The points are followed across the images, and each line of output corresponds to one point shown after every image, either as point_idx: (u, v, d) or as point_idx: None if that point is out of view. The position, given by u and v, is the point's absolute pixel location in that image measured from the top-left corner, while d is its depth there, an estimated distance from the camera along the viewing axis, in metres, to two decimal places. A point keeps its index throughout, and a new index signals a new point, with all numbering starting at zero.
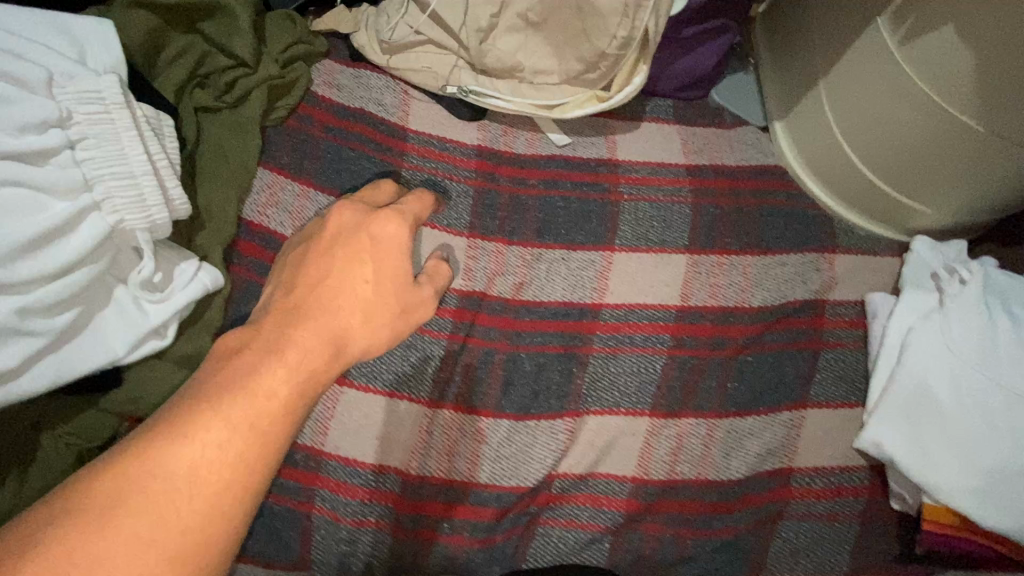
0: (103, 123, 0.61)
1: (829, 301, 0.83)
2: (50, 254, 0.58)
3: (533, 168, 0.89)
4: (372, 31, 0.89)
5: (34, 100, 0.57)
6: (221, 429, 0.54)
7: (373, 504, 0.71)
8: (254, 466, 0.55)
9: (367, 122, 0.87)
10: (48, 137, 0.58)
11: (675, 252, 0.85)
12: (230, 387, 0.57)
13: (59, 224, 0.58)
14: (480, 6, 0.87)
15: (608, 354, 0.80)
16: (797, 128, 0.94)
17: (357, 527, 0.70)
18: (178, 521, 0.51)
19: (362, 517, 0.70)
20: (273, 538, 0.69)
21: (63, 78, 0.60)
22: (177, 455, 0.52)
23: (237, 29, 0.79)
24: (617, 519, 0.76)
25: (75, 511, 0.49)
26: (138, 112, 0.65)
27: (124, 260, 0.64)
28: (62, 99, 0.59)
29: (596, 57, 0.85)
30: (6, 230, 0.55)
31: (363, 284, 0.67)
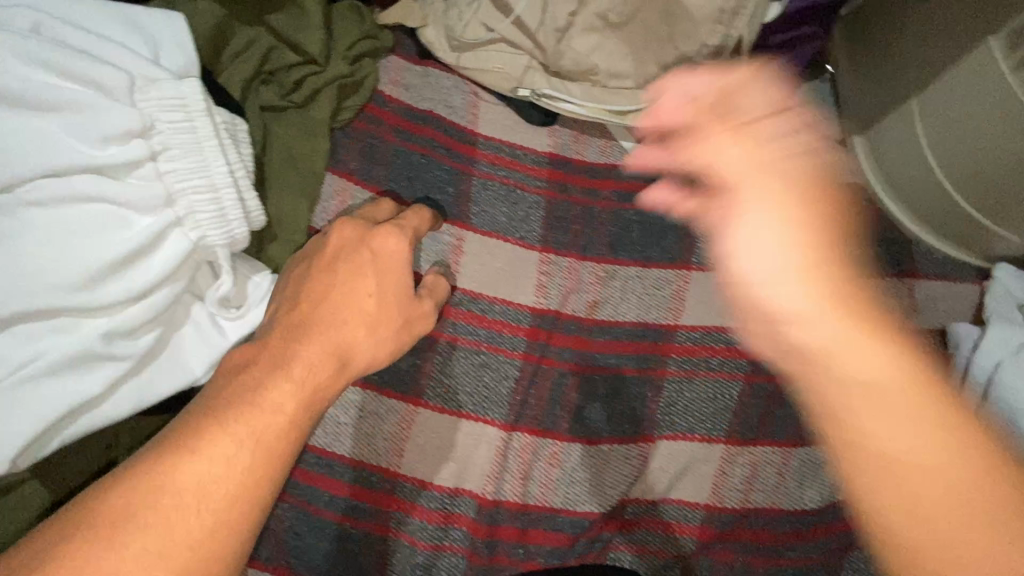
0: (185, 133, 0.56)
1: (909, 329, 0.82)
2: (135, 274, 0.54)
3: (606, 178, 0.86)
4: (441, 26, 0.84)
5: (115, 109, 0.53)
6: (228, 444, 0.52)
7: (449, 528, 0.71)
8: (264, 481, 0.53)
9: (437, 125, 0.83)
10: (130, 149, 0.54)
11: (754, 273, 0.82)
12: (237, 402, 0.55)
13: (143, 244, 0.54)
14: (558, 4, 0.81)
15: (683, 378, 0.78)
16: (879, 138, 0.90)
17: (434, 551, 0.70)
18: (186, 536, 0.49)
19: (438, 542, 0.71)
20: (349, 560, 0.69)
21: (143, 83, 0.55)
22: (178, 476, 0.50)
23: (307, 23, 0.75)
24: (690, 545, 0.76)
25: (85, 525, 0.48)
26: (216, 118, 0.60)
27: (201, 277, 0.61)
28: (143, 106, 0.55)
29: (681, 64, 0.80)
30: (91, 250, 0.52)
31: (367, 299, 0.62)
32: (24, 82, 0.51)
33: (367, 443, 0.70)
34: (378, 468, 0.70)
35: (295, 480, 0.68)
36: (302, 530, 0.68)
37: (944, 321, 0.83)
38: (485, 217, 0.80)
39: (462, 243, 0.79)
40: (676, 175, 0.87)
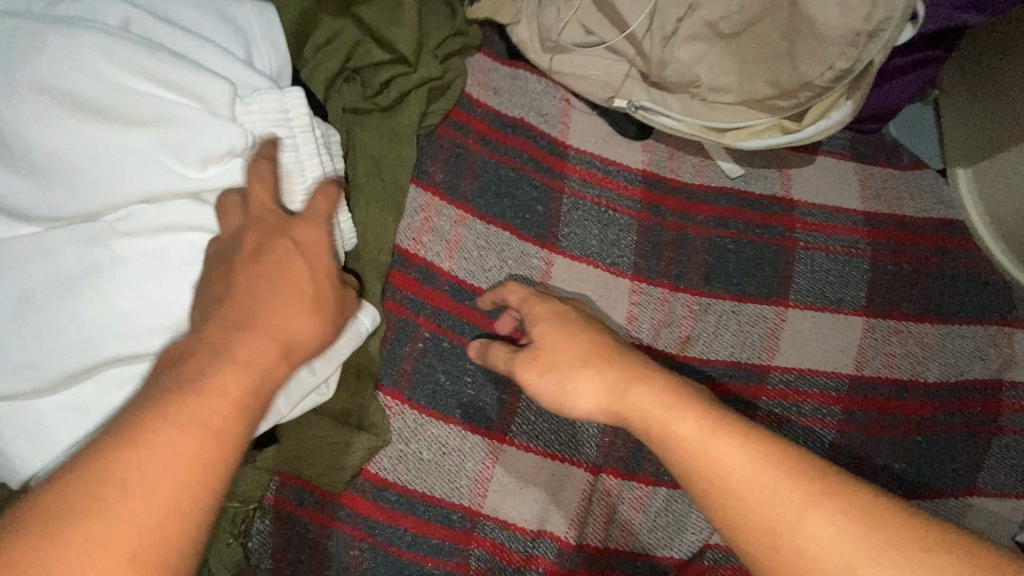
0: (288, 151, 0.50)
1: (1007, 382, 0.78)
2: None
3: (701, 201, 0.80)
4: (536, 25, 0.77)
5: (216, 124, 0.46)
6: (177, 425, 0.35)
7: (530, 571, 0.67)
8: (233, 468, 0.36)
9: (528, 135, 0.76)
10: (231, 169, 0.47)
11: (852, 314, 0.78)
12: (179, 382, 0.37)
13: None
14: (668, 9, 0.74)
15: (773, 422, 0.75)
16: (989, 177, 0.84)
17: None
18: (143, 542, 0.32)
19: None
20: None
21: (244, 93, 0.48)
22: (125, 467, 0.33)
23: (399, 17, 0.67)
24: None
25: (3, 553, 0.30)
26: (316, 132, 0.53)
27: None
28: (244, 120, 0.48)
29: (798, 85, 0.75)
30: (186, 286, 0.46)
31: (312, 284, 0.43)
32: (113, 92, 0.44)
33: (450, 480, 0.66)
34: (460, 506, 0.66)
35: (373, 518, 0.64)
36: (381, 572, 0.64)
37: None
38: (575, 239, 0.75)
39: (552, 268, 0.73)
40: (775, 202, 0.81)
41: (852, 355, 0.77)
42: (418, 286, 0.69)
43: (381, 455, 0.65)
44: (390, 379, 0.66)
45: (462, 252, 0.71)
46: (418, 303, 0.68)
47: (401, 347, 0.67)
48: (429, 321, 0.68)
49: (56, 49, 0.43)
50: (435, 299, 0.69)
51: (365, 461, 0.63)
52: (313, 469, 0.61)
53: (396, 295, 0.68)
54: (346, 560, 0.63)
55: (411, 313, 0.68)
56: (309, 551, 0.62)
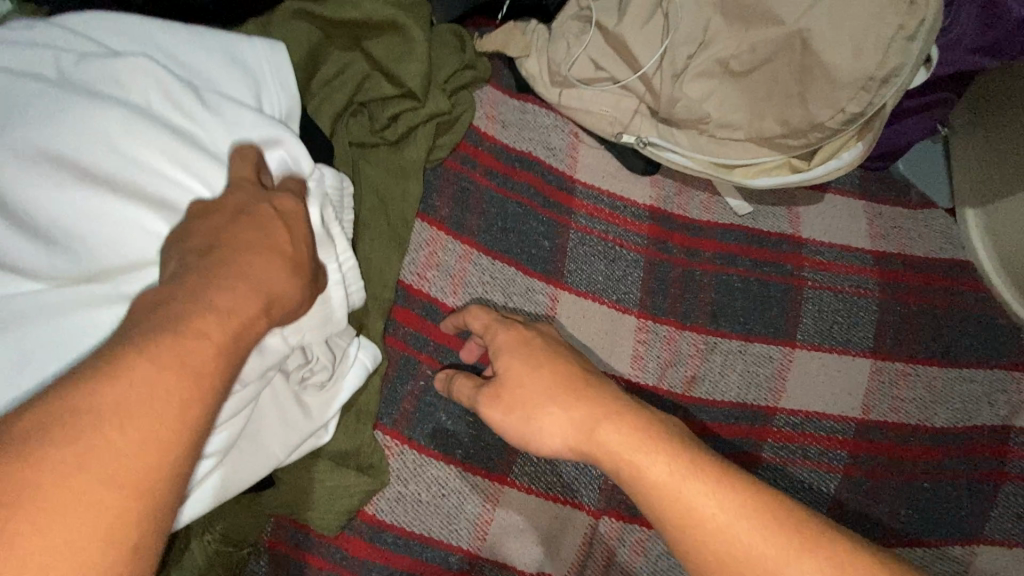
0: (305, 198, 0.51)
1: (1015, 428, 0.77)
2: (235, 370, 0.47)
3: (708, 238, 0.79)
4: (545, 59, 0.77)
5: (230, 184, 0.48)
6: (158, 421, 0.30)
7: None
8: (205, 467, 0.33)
9: (535, 169, 0.76)
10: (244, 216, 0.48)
11: (860, 356, 0.77)
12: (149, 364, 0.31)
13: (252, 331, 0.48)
14: (679, 46, 0.74)
15: (777, 466, 0.74)
16: (998, 219, 0.83)
17: None
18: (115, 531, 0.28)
19: None
20: None
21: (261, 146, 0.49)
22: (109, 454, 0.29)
23: (408, 52, 0.66)
24: None
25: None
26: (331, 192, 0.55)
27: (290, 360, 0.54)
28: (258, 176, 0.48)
29: (808, 126, 0.74)
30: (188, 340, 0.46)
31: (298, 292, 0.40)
32: (118, 156, 0.45)
33: (448, 522, 0.65)
34: (458, 548, 0.65)
35: (369, 561, 0.62)
36: None
37: None
38: (582, 276, 0.74)
39: (557, 305, 0.72)
40: (783, 241, 0.81)
41: (859, 397, 0.76)
42: (421, 323, 0.68)
43: (379, 497, 0.63)
44: (390, 418, 0.64)
45: (467, 288, 0.70)
46: (421, 340, 0.67)
47: (403, 385, 0.66)
48: (431, 358, 0.68)
49: (63, 114, 0.44)
50: (438, 336, 0.69)
51: (360, 506, 0.61)
52: (309, 512, 0.59)
53: (398, 332, 0.67)
54: None
55: (414, 351, 0.67)
56: None
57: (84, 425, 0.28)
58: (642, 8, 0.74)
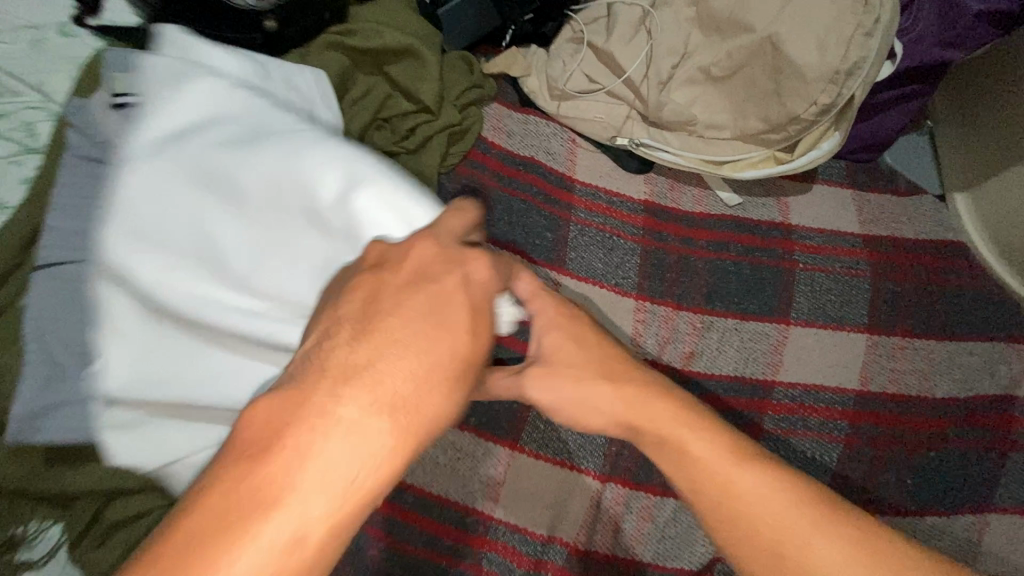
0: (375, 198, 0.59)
1: (1020, 397, 0.79)
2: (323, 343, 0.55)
3: (701, 228, 0.86)
4: (544, 76, 0.87)
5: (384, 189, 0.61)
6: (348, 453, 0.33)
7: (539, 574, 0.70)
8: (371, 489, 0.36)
9: (538, 171, 0.85)
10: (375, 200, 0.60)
11: (855, 331, 0.81)
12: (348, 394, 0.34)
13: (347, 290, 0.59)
14: (662, 58, 0.84)
15: (779, 436, 0.77)
16: (983, 199, 0.88)
17: None
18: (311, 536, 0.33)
19: None
20: None
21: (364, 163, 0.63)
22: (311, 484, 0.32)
23: (423, 74, 0.78)
24: None
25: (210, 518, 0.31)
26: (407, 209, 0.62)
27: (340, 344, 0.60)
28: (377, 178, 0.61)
29: (786, 119, 0.81)
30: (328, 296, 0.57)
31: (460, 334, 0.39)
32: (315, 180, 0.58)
33: (463, 484, 0.71)
34: (481, 512, 0.71)
35: (395, 518, 0.69)
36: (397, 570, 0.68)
37: None
38: (583, 263, 0.81)
39: (560, 289, 0.80)
40: (773, 227, 0.86)
41: (858, 371, 0.79)
42: None
43: None
44: None
45: None
46: None
47: None
48: None
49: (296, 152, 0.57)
50: None
51: None
52: None
53: None
54: (366, 555, 0.68)
55: None
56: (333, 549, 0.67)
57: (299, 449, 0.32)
58: (627, 26, 0.84)
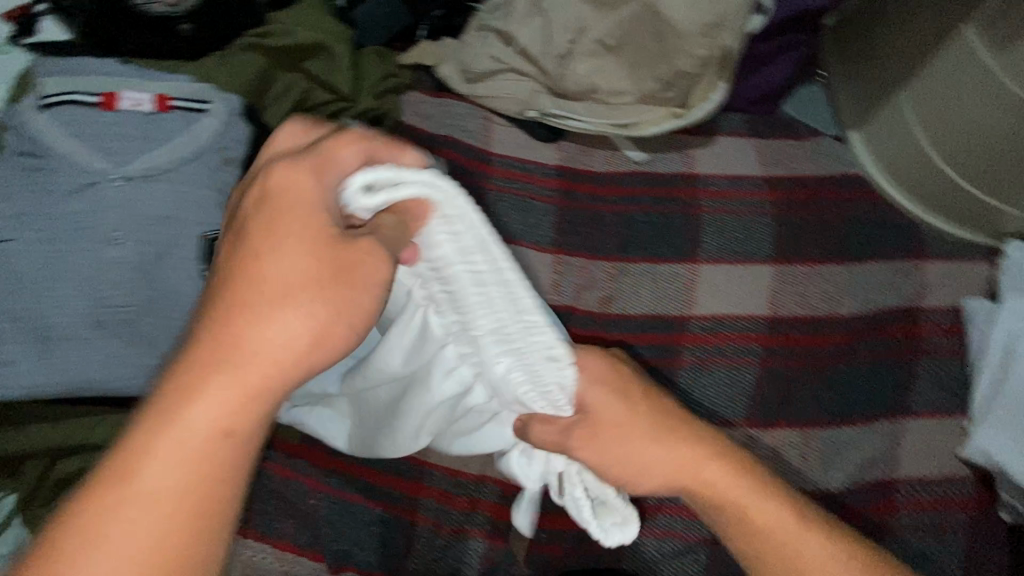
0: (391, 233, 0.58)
1: (923, 308, 0.83)
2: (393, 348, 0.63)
3: (612, 185, 0.92)
4: (455, 63, 0.94)
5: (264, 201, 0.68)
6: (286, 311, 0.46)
7: (474, 513, 0.73)
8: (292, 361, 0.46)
9: (454, 147, 0.91)
10: None
11: (761, 263, 0.86)
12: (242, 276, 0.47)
13: None
14: (558, 33, 0.91)
15: (697, 366, 0.81)
16: (876, 135, 0.94)
17: (456, 534, 0.72)
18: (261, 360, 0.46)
19: (461, 525, 0.72)
20: (379, 546, 0.70)
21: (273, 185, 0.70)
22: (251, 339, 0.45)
23: (338, 66, 0.86)
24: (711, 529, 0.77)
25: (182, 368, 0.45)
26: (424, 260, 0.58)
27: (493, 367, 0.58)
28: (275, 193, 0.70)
29: (675, 76, 0.89)
30: None
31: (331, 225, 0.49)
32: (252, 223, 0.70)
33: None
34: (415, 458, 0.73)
35: (330, 468, 0.73)
36: (334, 519, 0.70)
37: (959, 299, 0.84)
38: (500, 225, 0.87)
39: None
40: (678, 177, 0.93)
41: (767, 299, 0.84)
42: None
43: None
44: None
45: None
46: None
47: None
48: None
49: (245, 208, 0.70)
50: None
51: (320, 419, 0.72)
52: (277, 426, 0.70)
53: None
54: (304, 505, 0.71)
55: None
56: (272, 502, 0.70)
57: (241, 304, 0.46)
58: (522, 9, 0.93)
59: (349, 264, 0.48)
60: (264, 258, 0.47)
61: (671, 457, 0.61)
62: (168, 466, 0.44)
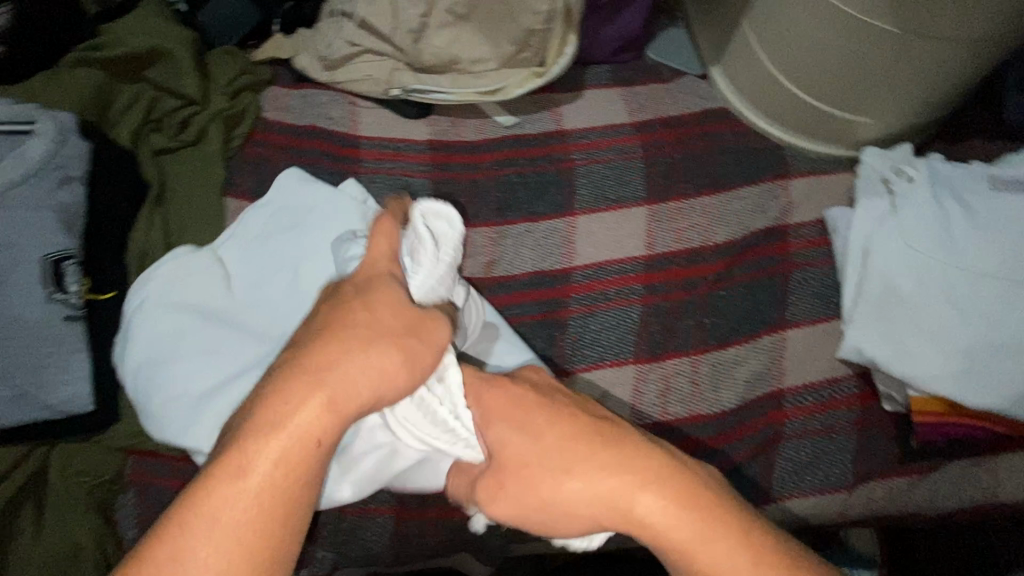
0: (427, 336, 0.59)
1: (791, 225, 0.86)
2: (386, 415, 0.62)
3: (484, 152, 0.93)
4: (311, 52, 0.94)
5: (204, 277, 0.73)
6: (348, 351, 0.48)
7: (376, 492, 0.72)
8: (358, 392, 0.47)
9: (321, 136, 0.90)
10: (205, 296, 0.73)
11: (634, 206, 0.88)
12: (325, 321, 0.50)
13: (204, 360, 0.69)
14: (407, 9, 0.90)
15: (585, 314, 0.82)
16: (731, 67, 0.96)
17: (360, 515, 0.71)
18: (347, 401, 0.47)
19: (365, 506, 0.72)
20: None
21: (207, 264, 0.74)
22: (334, 369, 0.47)
23: (181, 70, 0.84)
24: None
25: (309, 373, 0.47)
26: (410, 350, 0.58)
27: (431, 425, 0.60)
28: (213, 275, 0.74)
29: (525, 35, 0.89)
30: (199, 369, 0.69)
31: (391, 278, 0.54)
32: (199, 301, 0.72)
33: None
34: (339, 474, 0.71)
35: None
36: None
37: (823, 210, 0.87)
38: None
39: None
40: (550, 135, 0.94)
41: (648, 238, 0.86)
42: None
43: None
44: None
45: None
46: None
47: None
48: None
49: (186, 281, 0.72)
50: None
51: None
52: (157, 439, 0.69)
53: None
54: None
55: None
56: None
57: (327, 343, 0.48)
58: None
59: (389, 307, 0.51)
60: (355, 298, 0.51)
61: (604, 485, 0.51)
62: (237, 512, 0.43)
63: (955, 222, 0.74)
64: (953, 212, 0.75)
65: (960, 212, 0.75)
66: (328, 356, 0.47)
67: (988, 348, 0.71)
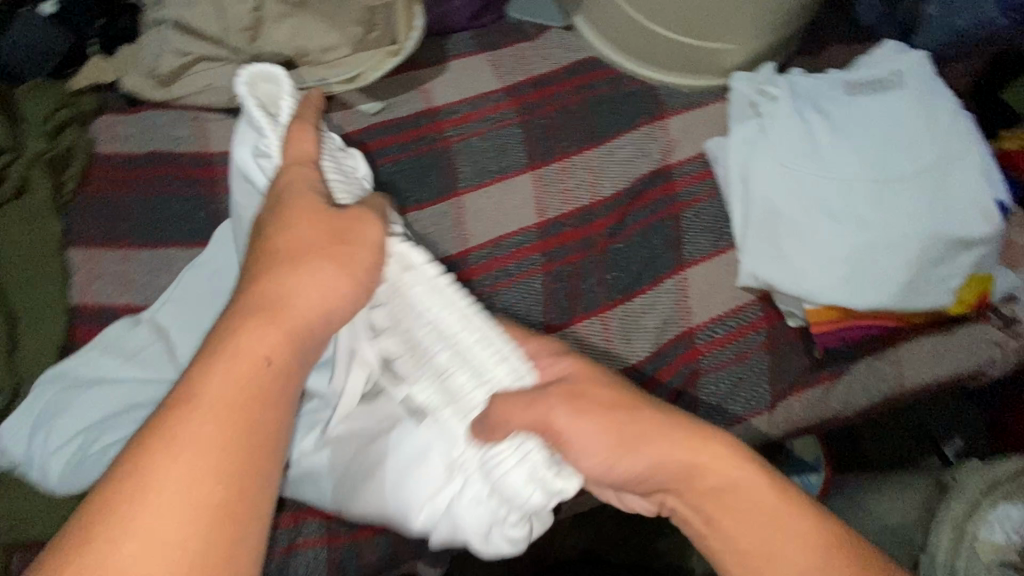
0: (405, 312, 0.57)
1: (675, 164, 0.86)
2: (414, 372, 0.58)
3: (353, 146, 0.87)
4: (140, 72, 0.85)
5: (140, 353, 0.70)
6: (317, 264, 0.51)
7: (304, 523, 0.69)
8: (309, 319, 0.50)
9: (167, 160, 0.81)
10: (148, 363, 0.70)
11: (518, 174, 0.85)
12: (272, 258, 0.51)
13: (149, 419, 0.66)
14: (235, 5, 0.81)
15: (488, 295, 0.80)
16: (593, 14, 0.94)
17: (290, 552, 0.68)
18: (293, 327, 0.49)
19: (293, 540, 0.68)
20: None
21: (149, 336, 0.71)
22: (284, 290, 0.49)
23: None
24: None
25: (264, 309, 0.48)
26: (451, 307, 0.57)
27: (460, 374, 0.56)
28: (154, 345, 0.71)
29: (370, 13, 0.84)
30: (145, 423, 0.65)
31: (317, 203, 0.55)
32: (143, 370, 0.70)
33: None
34: (287, 522, 0.68)
35: None
36: None
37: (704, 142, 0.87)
38: None
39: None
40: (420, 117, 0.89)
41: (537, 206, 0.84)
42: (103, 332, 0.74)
43: None
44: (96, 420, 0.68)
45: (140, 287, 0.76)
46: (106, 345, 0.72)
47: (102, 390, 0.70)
48: None
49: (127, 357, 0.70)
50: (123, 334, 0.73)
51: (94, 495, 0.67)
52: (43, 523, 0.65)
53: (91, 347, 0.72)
54: None
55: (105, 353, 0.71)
56: None
57: (275, 268, 0.51)
58: None
59: (350, 220, 0.54)
60: (274, 231, 0.53)
61: (600, 435, 0.54)
62: (181, 484, 0.41)
63: (819, 133, 0.75)
64: (816, 123, 0.76)
65: (822, 122, 0.76)
66: (276, 283, 0.50)
67: (867, 249, 0.72)
